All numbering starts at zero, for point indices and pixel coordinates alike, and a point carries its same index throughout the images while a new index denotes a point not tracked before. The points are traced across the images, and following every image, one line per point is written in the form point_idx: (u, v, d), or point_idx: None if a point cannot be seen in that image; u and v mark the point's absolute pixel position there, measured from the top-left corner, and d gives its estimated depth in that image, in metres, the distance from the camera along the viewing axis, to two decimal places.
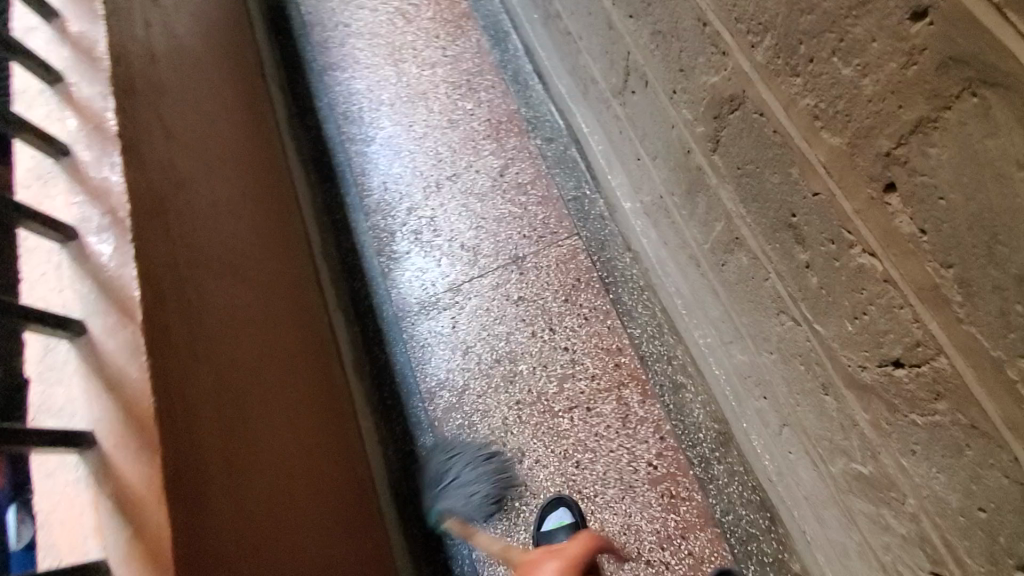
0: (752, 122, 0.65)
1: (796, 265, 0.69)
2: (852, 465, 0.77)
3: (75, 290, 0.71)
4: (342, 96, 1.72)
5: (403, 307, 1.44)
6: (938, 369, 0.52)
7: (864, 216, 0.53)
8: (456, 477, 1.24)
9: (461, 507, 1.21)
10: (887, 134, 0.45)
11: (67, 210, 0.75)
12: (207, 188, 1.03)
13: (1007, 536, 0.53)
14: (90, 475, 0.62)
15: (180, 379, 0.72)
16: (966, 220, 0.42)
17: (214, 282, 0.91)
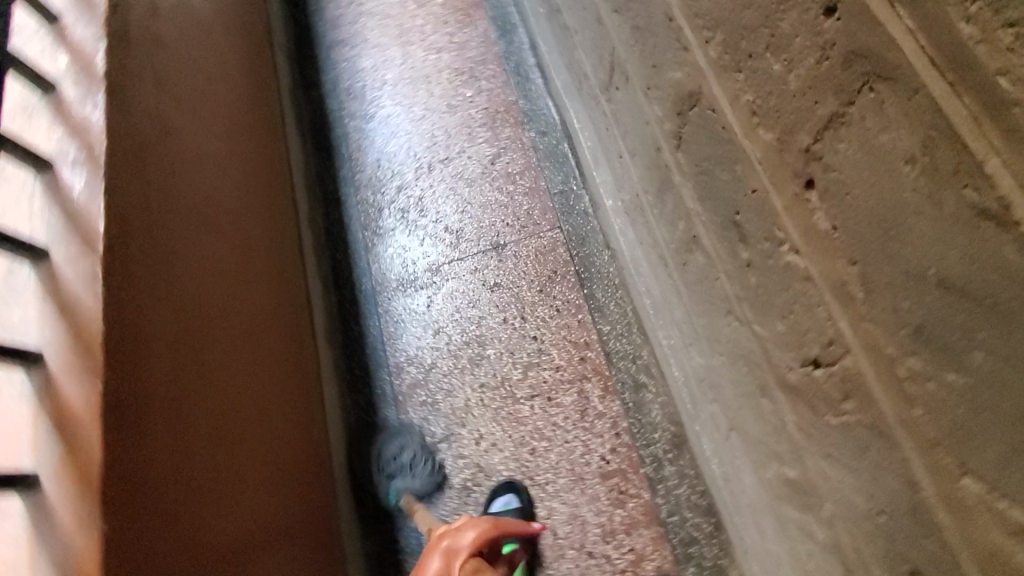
0: (706, 118, 0.67)
1: (739, 264, 0.70)
2: (782, 470, 0.77)
3: (43, 218, 0.74)
4: (348, 73, 1.75)
5: (383, 283, 1.46)
6: (847, 369, 0.53)
7: (790, 212, 0.54)
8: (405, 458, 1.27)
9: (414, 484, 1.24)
10: (807, 129, 0.47)
11: (47, 142, 0.79)
12: (194, 141, 1.06)
13: (902, 541, 0.53)
14: (34, 393, 0.65)
15: (133, 314, 0.75)
16: (867, 216, 0.43)
17: (189, 231, 0.94)
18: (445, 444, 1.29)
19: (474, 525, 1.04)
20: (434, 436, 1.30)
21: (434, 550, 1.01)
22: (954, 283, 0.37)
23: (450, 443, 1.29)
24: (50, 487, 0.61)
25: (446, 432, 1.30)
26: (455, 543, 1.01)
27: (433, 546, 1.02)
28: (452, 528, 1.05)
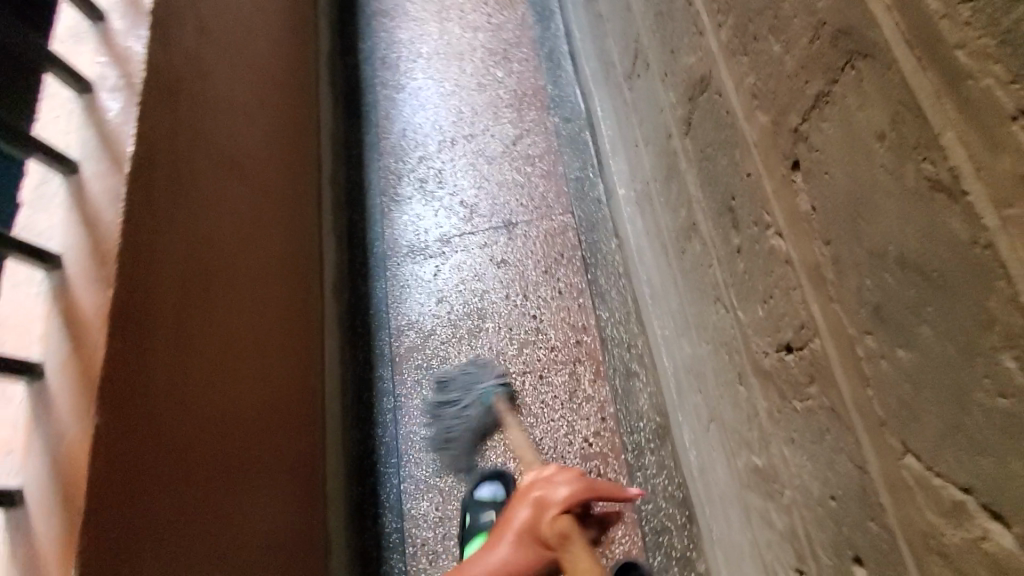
0: (713, 103, 0.68)
1: (730, 249, 0.72)
2: (751, 459, 0.79)
3: (79, 136, 0.79)
4: (385, 42, 1.79)
5: (394, 248, 1.50)
6: (814, 350, 0.54)
7: (778, 195, 0.56)
8: (487, 367, 1.31)
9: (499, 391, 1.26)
10: (797, 109, 0.49)
11: (90, 67, 0.83)
12: (228, 86, 1.10)
13: (849, 525, 0.54)
14: (50, 292, 0.70)
15: (150, 236, 0.79)
16: (840, 196, 0.45)
17: (212, 168, 0.99)
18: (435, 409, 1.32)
19: (569, 479, 0.87)
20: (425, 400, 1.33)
21: (527, 500, 0.85)
22: (910, 259, 0.38)
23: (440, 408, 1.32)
24: (52, 376, 0.66)
25: None
26: (548, 495, 0.85)
27: (522, 496, 0.87)
28: (543, 479, 0.90)
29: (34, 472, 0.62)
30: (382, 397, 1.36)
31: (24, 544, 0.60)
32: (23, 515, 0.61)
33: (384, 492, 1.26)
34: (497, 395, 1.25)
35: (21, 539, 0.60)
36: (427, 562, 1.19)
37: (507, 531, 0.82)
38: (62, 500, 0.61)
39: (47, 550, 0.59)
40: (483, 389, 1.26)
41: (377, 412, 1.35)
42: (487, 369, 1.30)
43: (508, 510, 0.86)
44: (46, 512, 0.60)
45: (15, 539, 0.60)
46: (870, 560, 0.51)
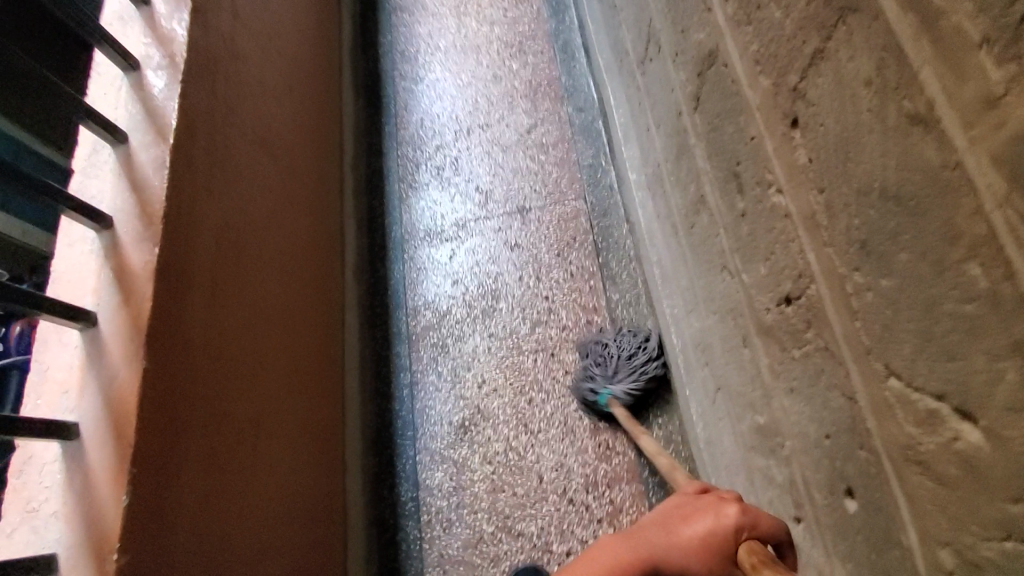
0: (720, 75, 0.73)
1: (735, 214, 0.76)
2: (754, 418, 0.82)
3: (127, 110, 0.85)
4: (404, 36, 1.85)
5: (412, 232, 1.56)
6: (810, 296, 0.58)
7: (778, 153, 0.60)
8: (635, 366, 1.25)
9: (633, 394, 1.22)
10: (796, 69, 0.53)
11: (137, 48, 0.90)
12: (260, 70, 1.17)
13: (842, 461, 0.57)
14: (102, 249, 0.76)
15: (193, 202, 0.85)
16: (833, 145, 0.49)
17: (246, 146, 1.05)
18: (450, 385, 1.37)
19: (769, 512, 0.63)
20: (440, 376, 1.38)
21: (727, 499, 0.63)
22: (892, 192, 0.42)
23: (455, 384, 1.36)
24: (103, 323, 0.72)
25: (453, 374, 1.37)
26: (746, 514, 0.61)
27: (714, 499, 0.64)
28: (737, 496, 0.65)
29: (88, 407, 0.68)
30: (399, 373, 1.41)
31: (78, 471, 0.65)
32: (78, 446, 0.66)
33: (400, 463, 1.31)
34: (615, 396, 1.22)
35: (76, 467, 0.65)
36: (440, 530, 1.23)
37: (693, 527, 0.60)
38: (114, 431, 0.66)
39: (100, 475, 0.64)
40: (601, 389, 1.23)
41: (393, 388, 1.40)
42: (641, 355, 1.25)
43: (697, 504, 0.64)
44: (99, 443, 0.66)
45: (70, 467, 0.66)
46: (860, 488, 0.54)
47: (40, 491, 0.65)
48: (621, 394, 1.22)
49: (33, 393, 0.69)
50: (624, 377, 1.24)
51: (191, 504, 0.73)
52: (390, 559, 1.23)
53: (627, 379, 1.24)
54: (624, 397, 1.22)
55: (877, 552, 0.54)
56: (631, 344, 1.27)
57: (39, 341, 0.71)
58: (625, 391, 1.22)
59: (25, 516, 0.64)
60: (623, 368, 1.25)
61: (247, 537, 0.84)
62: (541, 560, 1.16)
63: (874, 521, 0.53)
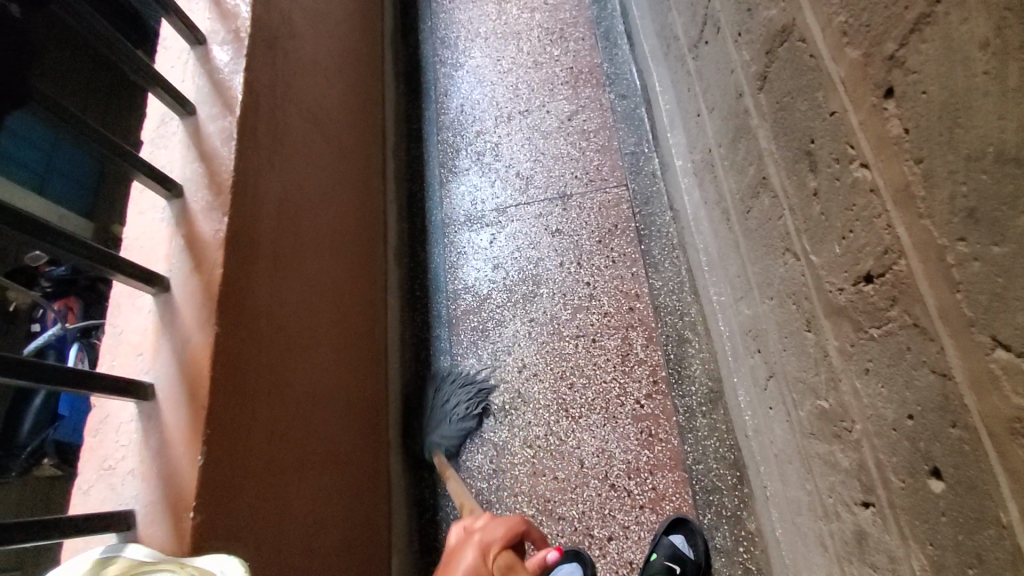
0: (795, 51, 0.72)
1: (806, 194, 0.75)
2: (817, 403, 0.81)
3: (193, 82, 0.86)
4: (444, 22, 1.85)
5: (451, 216, 1.56)
6: (897, 271, 0.56)
7: (865, 127, 0.59)
8: (447, 414, 1.30)
9: (451, 442, 1.28)
10: (894, 36, 0.52)
11: (202, 22, 0.91)
12: (313, 50, 1.18)
13: (929, 440, 0.56)
14: (173, 217, 0.78)
15: (257, 174, 0.86)
16: (937, 111, 0.48)
17: (301, 124, 1.06)
18: (489, 370, 1.37)
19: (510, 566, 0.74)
20: (479, 360, 1.38)
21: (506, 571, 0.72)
22: (1009, 155, 0.41)
23: (493, 369, 1.37)
24: (176, 288, 0.73)
25: (492, 358, 1.38)
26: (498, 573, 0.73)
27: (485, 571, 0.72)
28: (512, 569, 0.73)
29: (162, 370, 0.69)
30: (439, 356, 1.42)
31: (154, 432, 0.67)
32: (155, 407, 0.68)
33: None
34: (438, 447, 1.28)
35: (152, 427, 0.67)
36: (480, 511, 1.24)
37: None
38: (187, 395, 0.67)
39: (175, 437, 0.66)
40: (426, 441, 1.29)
41: (433, 370, 1.41)
42: (443, 405, 1.31)
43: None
44: (174, 405, 0.67)
45: (147, 427, 0.67)
46: (949, 467, 0.53)
47: (117, 450, 0.67)
48: (442, 441, 1.28)
49: (109, 354, 0.71)
50: (436, 427, 1.29)
51: (257, 469, 0.74)
52: (430, 538, 1.25)
53: (446, 424, 1.29)
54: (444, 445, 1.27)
55: (965, 530, 0.53)
56: (439, 399, 1.32)
57: (115, 305, 0.73)
58: (445, 439, 1.27)
59: (102, 474, 0.65)
60: (434, 418, 1.30)
61: (305, 506, 0.86)
62: (582, 544, 1.17)
63: (964, 498, 0.52)
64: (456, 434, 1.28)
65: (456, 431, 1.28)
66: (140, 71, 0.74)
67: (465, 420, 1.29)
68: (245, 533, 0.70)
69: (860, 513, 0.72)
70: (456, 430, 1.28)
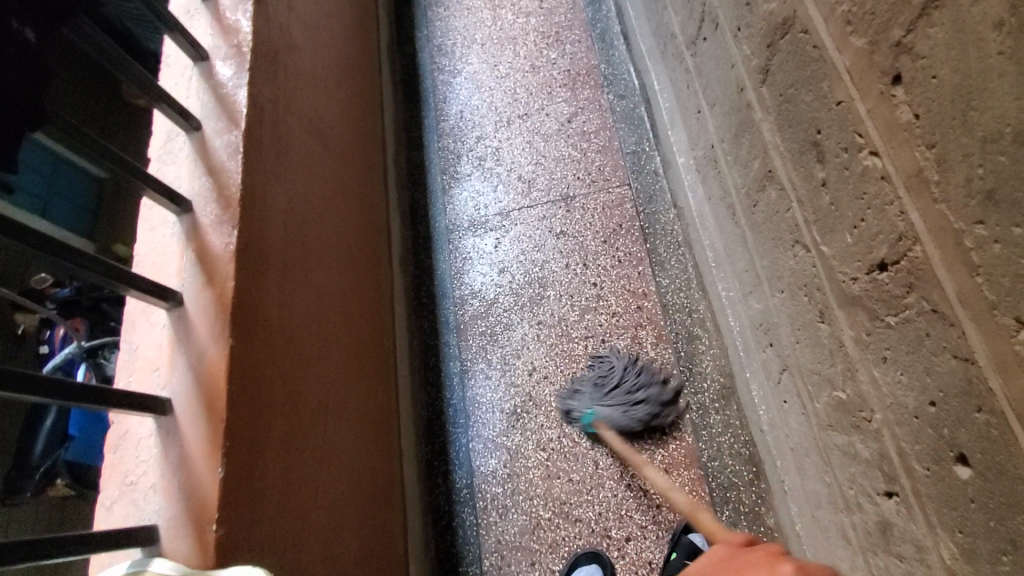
0: (797, 43, 0.72)
1: (815, 185, 0.74)
2: (833, 393, 0.80)
3: (198, 97, 0.86)
4: (439, 30, 1.86)
5: (455, 222, 1.56)
6: (913, 258, 0.56)
7: (873, 114, 0.59)
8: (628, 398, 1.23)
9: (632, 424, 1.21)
10: (900, 22, 0.52)
11: (204, 37, 0.91)
12: (312, 61, 1.18)
13: (955, 426, 0.55)
14: (182, 232, 0.78)
15: (263, 187, 0.86)
16: (951, 95, 0.48)
17: (304, 135, 1.06)
18: (500, 373, 1.37)
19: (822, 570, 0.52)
20: (489, 364, 1.38)
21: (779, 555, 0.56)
22: None
23: (504, 372, 1.36)
24: (188, 302, 0.73)
25: (502, 361, 1.38)
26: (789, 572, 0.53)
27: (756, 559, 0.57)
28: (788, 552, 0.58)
29: (179, 384, 0.69)
30: (449, 362, 1.42)
31: (173, 445, 0.67)
32: (172, 421, 0.68)
33: (454, 449, 1.32)
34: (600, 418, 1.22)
35: (171, 442, 0.67)
36: (497, 516, 1.24)
37: None
38: (206, 408, 0.67)
39: (195, 450, 0.65)
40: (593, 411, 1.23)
41: (443, 376, 1.41)
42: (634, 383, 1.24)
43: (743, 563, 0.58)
44: (192, 418, 0.67)
45: (166, 442, 0.67)
46: (977, 453, 0.53)
47: (137, 465, 0.67)
48: (608, 420, 1.21)
49: (125, 370, 0.71)
50: (613, 403, 1.23)
51: (274, 481, 0.74)
52: (447, 544, 1.25)
53: (614, 404, 1.23)
54: (609, 421, 1.21)
55: (998, 517, 0.52)
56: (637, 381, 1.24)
57: (129, 321, 0.73)
58: (610, 415, 1.21)
59: (124, 490, 0.66)
60: (611, 391, 1.24)
61: (324, 515, 0.85)
62: (600, 545, 1.16)
63: (995, 485, 0.51)
64: (626, 422, 1.21)
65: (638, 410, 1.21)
66: (147, 88, 0.74)
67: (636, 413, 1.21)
68: (267, 545, 0.70)
69: (884, 503, 0.72)
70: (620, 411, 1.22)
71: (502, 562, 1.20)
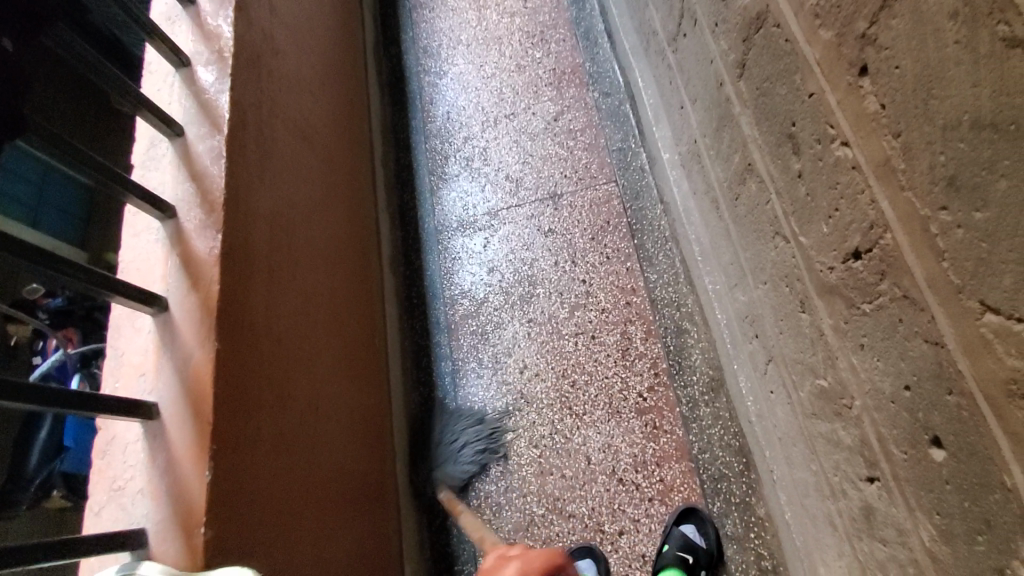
0: (771, 37, 0.73)
1: (791, 176, 0.76)
2: (816, 382, 0.81)
3: (180, 103, 0.87)
4: (425, 31, 1.86)
5: (444, 223, 1.57)
6: (884, 246, 0.57)
7: (843, 105, 0.60)
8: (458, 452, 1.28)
9: (463, 474, 1.27)
10: (864, 14, 0.53)
11: (185, 43, 0.91)
12: (296, 64, 1.18)
13: (928, 410, 0.57)
14: (166, 237, 0.78)
15: (247, 191, 0.86)
16: (913, 84, 0.49)
17: (289, 139, 1.06)
18: (490, 372, 1.37)
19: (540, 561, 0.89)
20: (480, 364, 1.39)
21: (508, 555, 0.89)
22: (986, 121, 0.42)
23: (495, 371, 1.37)
24: (174, 306, 0.73)
25: (493, 360, 1.38)
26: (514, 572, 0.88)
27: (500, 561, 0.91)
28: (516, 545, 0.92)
29: (165, 389, 0.70)
30: (440, 362, 1.42)
31: (161, 450, 0.67)
32: (159, 426, 0.68)
33: None
34: (444, 479, 1.27)
35: (159, 446, 0.67)
36: (491, 514, 1.25)
37: None
38: (192, 412, 0.68)
39: (182, 455, 0.66)
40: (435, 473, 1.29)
41: (435, 376, 1.41)
42: (472, 437, 1.29)
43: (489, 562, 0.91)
44: (179, 422, 0.68)
45: (154, 446, 0.68)
46: (949, 435, 0.54)
47: (125, 470, 0.67)
48: (445, 477, 1.28)
49: (111, 376, 0.71)
50: (453, 461, 1.28)
51: (263, 483, 0.74)
52: (442, 543, 1.25)
53: (446, 460, 1.29)
54: (445, 480, 1.27)
55: (971, 496, 0.53)
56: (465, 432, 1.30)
57: (114, 327, 0.74)
58: (445, 475, 1.27)
59: (112, 494, 0.66)
60: (460, 450, 1.28)
61: (315, 515, 0.86)
62: (594, 539, 1.17)
63: (967, 465, 0.52)
64: (462, 472, 1.27)
65: (464, 460, 1.27)
66: (127, 95, 0.75)
67: (471, 462, 1.27)
68: (257, 546, 0.71)
69: (867, 488, 0.73)
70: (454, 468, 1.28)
71: None
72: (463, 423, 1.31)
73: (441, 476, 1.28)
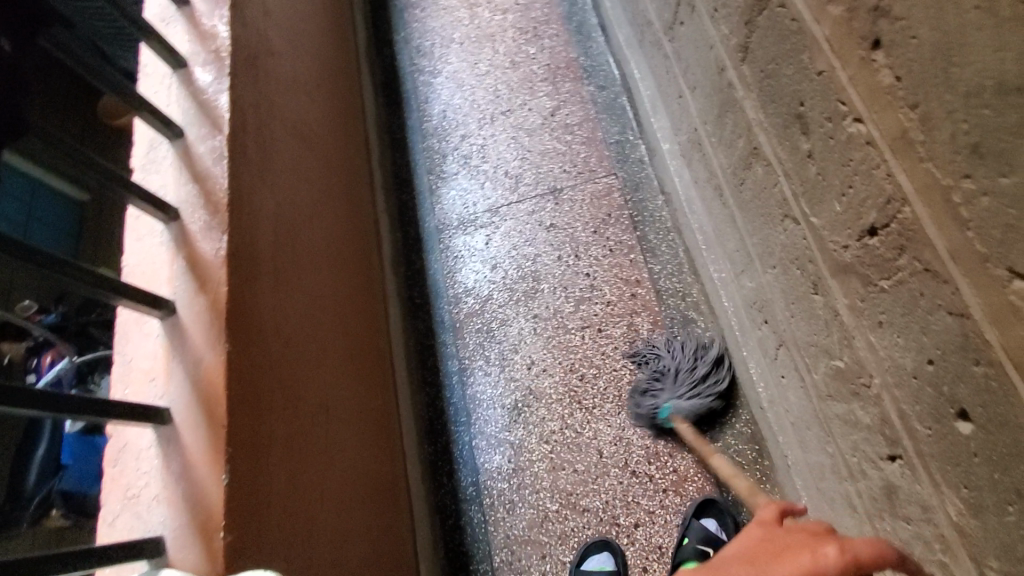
0: (775, 18, 0.72)
1: (800, 157, 0.75)
2: (831, 363, 0.81)
3: (179, 104, 0.85)
4: (417, 31, 1.86)
5: (444, 221, 1.56)
6: (903, 219, 0.57)
7: (855, 81, 0.59)
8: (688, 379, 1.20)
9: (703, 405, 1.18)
10: None
11: (181, 44, 0.90)
12: (291, 64, 1.17)
13: (953, 382, 0.56)
14: (171, 239, 0.77)
15: (250, 192, 0.84)
16: (930, 53, 0.49)
17: (288, 139, 1.05)
18: (498, 368, 1.36)
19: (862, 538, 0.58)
20: (487, 361, 1.38)
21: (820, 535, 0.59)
22: (1011, 85, 0.41)
23: (503, 367, 1.36)
24: (182, 309, 0.72)
25: (500, 357, 1.37)
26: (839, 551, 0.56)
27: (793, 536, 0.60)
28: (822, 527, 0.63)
29: (177, 393, 0.68)
30: (446, 360, 1.41)
31: (174, 455, 0.66)
32: (172, 430, 0.67)
33: (456, 448, 1.32)
34: (676, 411, 1.18)
35: (172, 452, 0.66)
36: (504, 512, 1.23)
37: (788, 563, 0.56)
38: (206, 415, 0.66)
39: (197, 459, 0.64)
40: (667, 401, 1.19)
41: (442, 376, 1.40)
42: (707, 367, 1.21)
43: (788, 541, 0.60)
44: (192, 426, 0.66)
45: (167, 451, 0.66)
46: (976, 407, 0.54)
47: (138, 477, 0.66)
48: (679, 411, 1.17)
49: (120, 382, 0.70)
50: (688, 389, 1.20)
51: (279, 487, 0.73)
52: (456, 543, 1.24)
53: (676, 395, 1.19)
54: (683, 412, 1.17)
55: (1002, 468, 0.53)
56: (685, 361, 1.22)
57: (121, 333, 0.72)
58: (683, 406, 1.18)
59: (126, 503, 0.65)
60: (685, 376, 1.21)
61: (332, 517, 0.85)
62: (610, 533, 1.16)
63: (997, 436, 0.52)
64: (703, 403, 1.18)
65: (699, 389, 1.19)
66: (128, 97, 0.74)
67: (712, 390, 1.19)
68: (275, 550, 0.69)
69: (888, 467, 0.72)
70: (688, 399, 1.19)
71: (512, 557, 1.19)
72: (659, 350, 1.26)
73: (672, 408, 1.18)
